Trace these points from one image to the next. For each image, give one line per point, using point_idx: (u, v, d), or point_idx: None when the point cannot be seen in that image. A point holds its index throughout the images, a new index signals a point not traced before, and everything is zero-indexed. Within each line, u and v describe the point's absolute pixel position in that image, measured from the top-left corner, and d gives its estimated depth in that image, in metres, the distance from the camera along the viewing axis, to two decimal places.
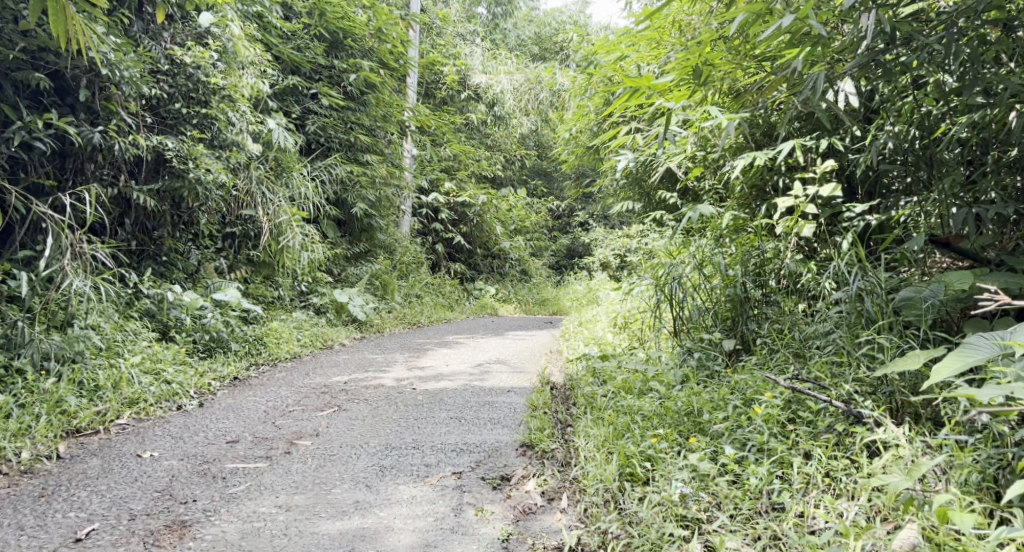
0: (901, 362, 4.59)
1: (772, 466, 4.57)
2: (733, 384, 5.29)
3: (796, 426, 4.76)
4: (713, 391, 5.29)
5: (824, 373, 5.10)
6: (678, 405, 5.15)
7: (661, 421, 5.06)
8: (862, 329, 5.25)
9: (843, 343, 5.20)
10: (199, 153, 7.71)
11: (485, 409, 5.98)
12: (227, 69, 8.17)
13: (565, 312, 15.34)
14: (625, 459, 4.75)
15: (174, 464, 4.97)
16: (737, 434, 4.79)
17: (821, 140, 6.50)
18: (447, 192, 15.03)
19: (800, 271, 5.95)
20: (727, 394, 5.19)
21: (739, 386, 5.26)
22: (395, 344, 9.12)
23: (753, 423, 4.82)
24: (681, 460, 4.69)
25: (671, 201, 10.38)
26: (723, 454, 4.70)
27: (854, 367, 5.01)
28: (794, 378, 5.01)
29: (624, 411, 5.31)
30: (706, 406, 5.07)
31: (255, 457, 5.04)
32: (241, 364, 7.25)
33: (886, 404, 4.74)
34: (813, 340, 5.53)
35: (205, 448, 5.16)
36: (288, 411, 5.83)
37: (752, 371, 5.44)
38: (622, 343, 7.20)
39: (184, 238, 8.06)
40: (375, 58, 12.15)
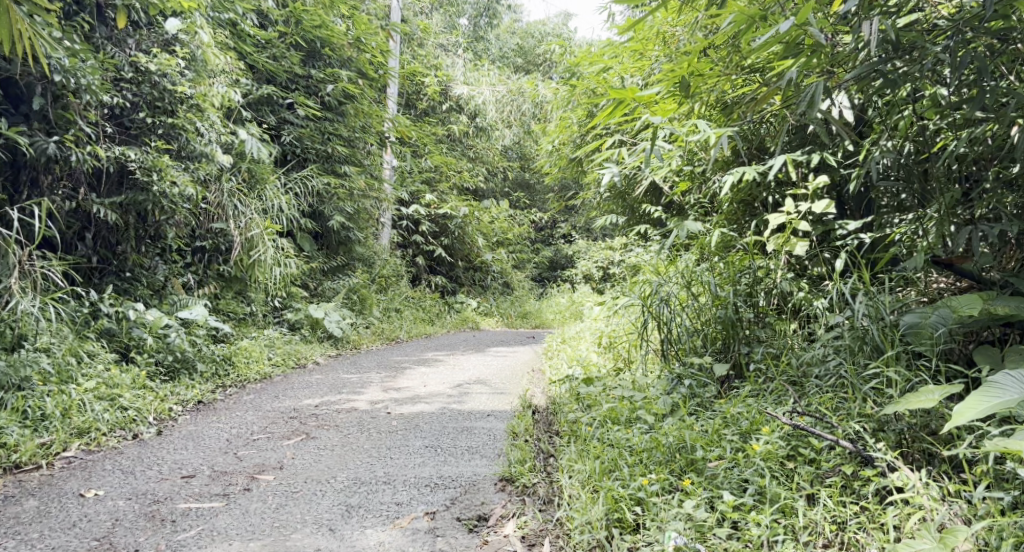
0: (914, 399, 4.37)
1: (774, 514, 4.29)
2: (726, 415, 5.00)
3: (797, 465, 4.51)
4: (706, 423, 5.00)
5: (825, 408, 4.83)
6: (669, 437, 4.84)
7: (651, 458, 4.76)
8: (863, 357, 4.99)
9: (846, 374, 4.92)
10: (164, 165, 7.33)
11: (464, 437, 5.65)
12: (196, 78, 7.79)
13: (548, 326, 15.04)
14: (613, 503, 4.46)
15: (120, 505, 4.61)
16: (735, 475, 4.52)
17: (813, 153, 6.21)
18: (428, 204, 14.69)
19: (794, 292, 5.67)
20: (721, 427, 4.90)
21: (733, 418, 4.96)
22: (372, 362, 8.78)
23: (753, 461, 4.55)
24: (676, 506, 4.40)
25: (657, 214, 10.10)
26: (722, 498, 4.41)
27: (858, 402, 4.73)
28: (793, 411, 4.77)
29: (612, 445, 5.00)
30: (701, 441, 4.78)
31: (211, 495, 4.69)
32: (207, 387, 6.90)
33: (896, 444, 4.47)
34: (810, 366, 5.24)
35: (156, 485, 4.80)
36: (252, 439, 5.48)
37: (745, 400, 5.15)
38: (607, 363, 6.89)
39: (150, 253, 7.70)
40: (355, 67, 11.78)
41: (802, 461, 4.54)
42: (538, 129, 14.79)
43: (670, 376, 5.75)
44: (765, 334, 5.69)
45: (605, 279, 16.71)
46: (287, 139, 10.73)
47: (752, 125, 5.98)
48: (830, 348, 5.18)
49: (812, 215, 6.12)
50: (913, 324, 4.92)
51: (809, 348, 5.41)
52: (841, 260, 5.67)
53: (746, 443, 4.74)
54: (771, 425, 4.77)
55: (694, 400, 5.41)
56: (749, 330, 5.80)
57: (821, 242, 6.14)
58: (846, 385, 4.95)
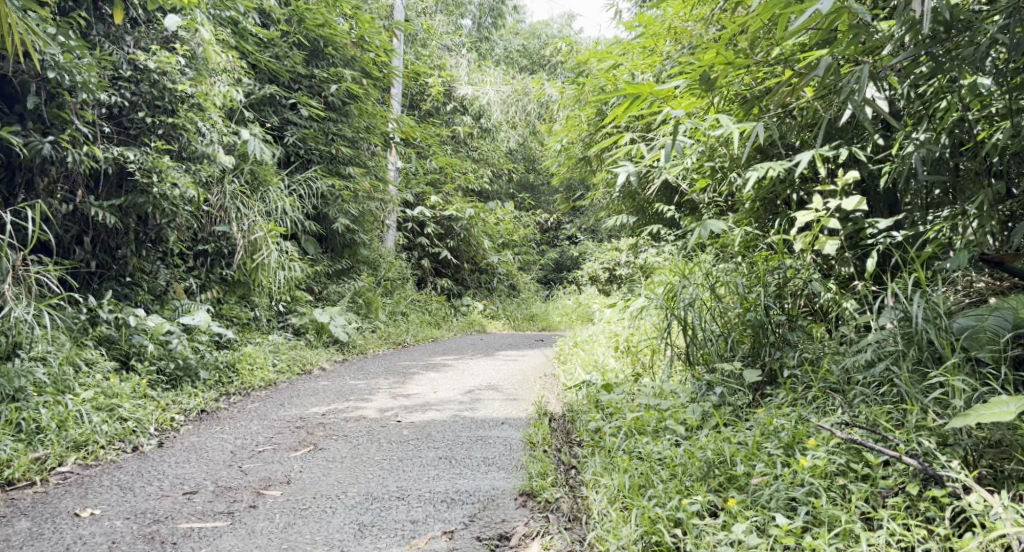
0: (987, 412, 4.11)
1: (833, 540, 4.06)
2: (766, 426, 4.76)
3: (846, 481, 4.30)
4: (741, 434, 4.75)
5: (881, 420, 4.61)
6: (704, 452, 4.61)
7: (686, 472, 4.53)
8: (909, 364, 4.76)
9: (903, 383, 4.68)
10: (165, 166, 7.06)
11: (479, 447, 5.39)
12: (197, 76, 7.51)
13: (555, 329, 14.78)
14: (649, 524, 4.24)
15: (118, 525, 4.36)
16: (783, 493, 4.29)
17: (841, 149, 5.95)
18: (433, 205, 14.44)
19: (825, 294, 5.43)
20: (759, 441, 4.65)
21: (772, 430, 4.72)
22: (379, 367, 8.54)
23: (802, 478, 4.33)
24: (719, 528, 4.18)
25: (668, 214, 9.84)
26: (772, 521, 4.18)
27: (919, 414, 4.51)
28: (844, 423, 4.55)
29: (642, 459, 4.76)
30: (739, 456, 4.55)
31: (214, 514, 4.43)
32: (211, 395, 6.65)
33: (963, 458, 4.25)
34: (853, 373, 5.00)
35: (156, 503, 4.55)
36: (257, 451, 5.22)
37: (780, 410, 4.90)
38: (625, 369, 6.63)
39: (152, 257, 7.45)
40: (359, 67, 11.53)
41: (852, 476, 4.32)
42: (544, 129, 14.53)
43: (698, 382, 5.49)
44: (798, 338, 5.44)
45: (612, 281, 16.47)
46: (290, 140, 10.49)
47: (779, 120, 5.71)
48: (875, 353, 4.94)
49: (842, 212, 5.89)
50: (967, 328, 4.71)
51: (848, 353, 5.17)
52: (873, 261, 5.48)
53: (794, 457, 4.52)
54: (818, 438, 4.54)
55: (725, 408, 5.16)
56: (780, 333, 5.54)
57: (851, 241, 5.91)
58: (898, 399, 4.72)
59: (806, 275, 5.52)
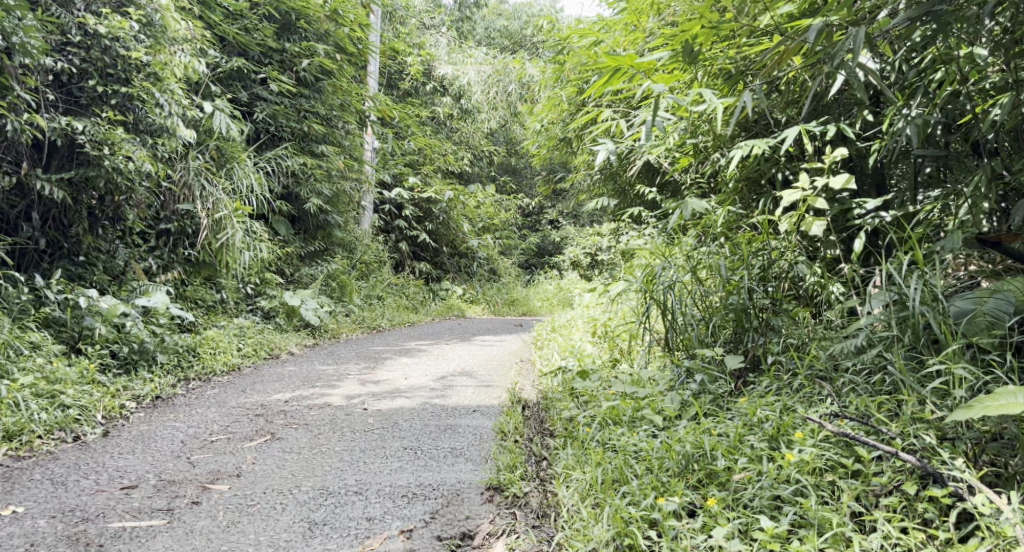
0: (993, 404, 3.83)
1: (823, 544, 3.81)
2: (748, 417, 4.48)
3: (835, 477, 4.05)
4: (722, 425, 4.47)
5: (873, 412, 4.36)
6: (684, 444, 4.33)
7: (663, 466, 4.26)
8: (902, 351, 4.51)
9: (898, 371, 4.41)
10: (117, 138, 6.69)
11: (448, 436, 5.10)
12: (154, 45, 7.12)
13: (536, 314, 14.48)
14: (622, 524, 3.97)
15: (41, 525, 4.06)
16: (767, 491, 4.03)
17: (828, 124, 5.66)
18: (412, 187, 14.10)
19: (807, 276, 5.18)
20: (742, 433, 4.36)
21: (756, 421, 4.44)
22: (350, 352, 8.21)
23: (789, 475, 4.06)
24: (696, 529, 3.92)
25: (650, 196, 9.54)
26: (756, 523, 3.92)
27: (912, 406, 4.25)
28: (834, 414, 4.32)
29: (616, 452, 4.48)
30: (720, 450, 4.27)
31: (151, 511, 4.14)
32: (167, 380, 6.34)
33: (962, 453, 4.02)
34: (842, 361, 4.74)
35: (88, 499, 4.26)
36: (209, 441, 4.91)
37: (763, 400, 4.63)
38: (603, 355, 6.33)
39: (110, 235, 7.13)
40: (333, 42, 11.14)
41: (840, 472, 4.06)
42: (526, 110, 14.18)
43: (678, 369, 5.21)
44: (783, 323, 5.16)
45: (594, 266, 16.18)
46: (259, 116, 10.12)
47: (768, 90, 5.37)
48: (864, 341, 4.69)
49: (829, 191, 5.61)
50: (965, 312, 4.48)
51: (838, 340, 4.90)
52: (860, 243, 5.23)
53: (779, 450, 4.24)
54: (805, 430, 4.28)
55: (706, 397, 4.88)
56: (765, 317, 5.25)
57: (837, 222, 5.63)
58: (890, 390, 4.46)
59: (792, 256, 5.24)
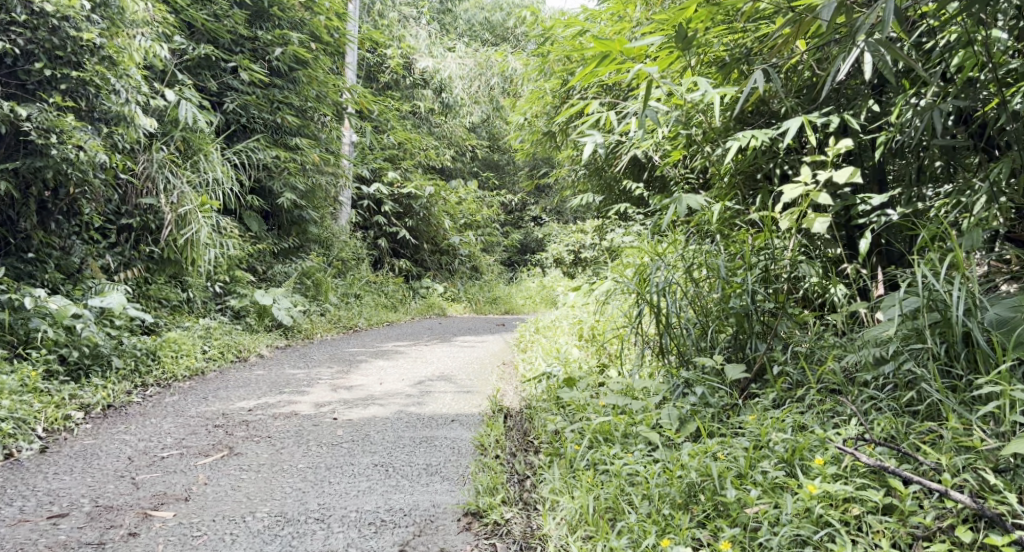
0: None
1: None
2: (760, 439, 4.19)
3: (862, 511, 3.80)
4: (730, 448, 4.17)
5: (902, 435, 4.06)
6: (687, 471, 4.05)
7: (665, 498, 3.99)
8: (935, 365, 4.18)
9: (935, 390, 4.11)
10: (66, 125, 6.33)
11: (423, 450, 4.69)
12: (110, 27, 6.76)
13: (518, 312, 14.04)
14: None
15: None
16: (785, 530, 3.76)
17: (833, 115, 5.25)
18: (391, 182, 13.64)
19: (817, 282, 4.84)
20: (753, 458, 4.08)
21: (767, 443, 4.16)
22: (323, 354, 7.78)
23: (814, 511, 3.80)
24: None
25: (638, 193, 9.11)
26: None
27: (947, 433, 3.98)
28: (861, 439, 4.03)
29: (608, 475, 4.20)
30: (729, 478, 4.00)
31: (81, 547, 3.79)
32: (121, 387, 5.93)
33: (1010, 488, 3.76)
34: (858, 372, 4.40)
35: (11, 530, 3.88)
36: (159, 457, 4.51)
37: (771, 419, 4.30)
38: (590, 360, 5.95)
39: (66, 230, 6.86)
40: (308, 31, 10.63)
41: (869, 508, 3.81)
42: (508, 103, 13.71)
43: (674, 379, 4.83)
44: (787, 328, 4.80)
45: (577, 264, 15.78)
46: (229, 107, 9.64)
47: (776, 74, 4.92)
48: (880, 351, 4.37)
49: (831, 187, 5.18)
50: (1003, 321, 4.16)
51: (851, 349, 4.57)
52: (865, 244, 4.81)
53: (797, 479, 3.99)
54: (826, 455, 4.01)
55: (706, 411, 4.52)
56: (769, 323, 4.87)
57: (841, 220, 5.22)
58: (918, 412, 4.18)
59: (794, 257, 4.83)
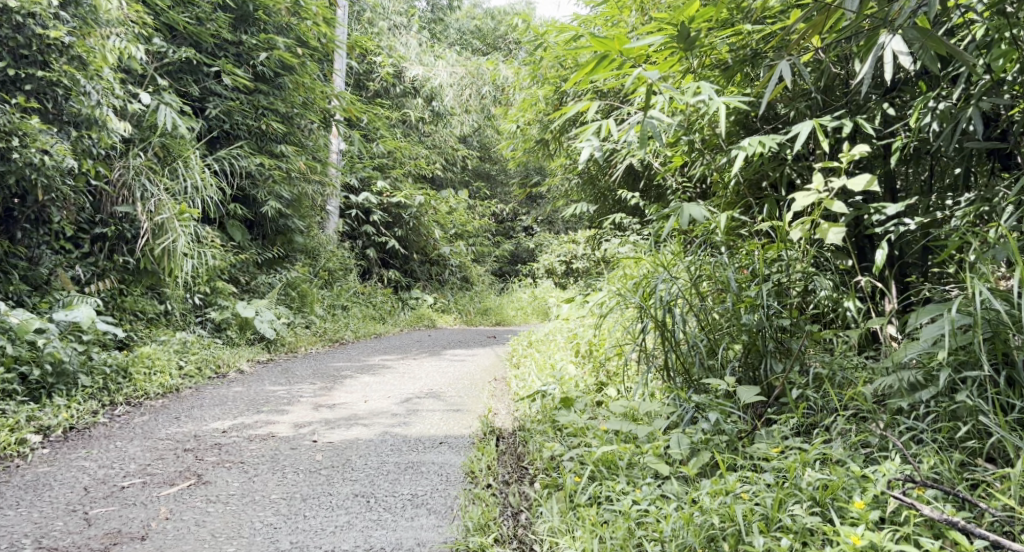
0: None
1: None
2: (788, 477, 3.89)
3: None
4: (754, 486, 3.90)
5: (955, 477, 3.79)
6: (706, 513, 3.77)
7: (679, 541, 3.70)
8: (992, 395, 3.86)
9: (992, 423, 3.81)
10: (31, 128, 6.01)
11: (409, 478, 4.33)
12: (82, 26, 6.47)
13: (509, 324, 13.67)
14: None
15: None
16: None
17: (843, 119, 4.71)
18: (380, 191, 13.26)
19: (841, 300, 4.52)
20: (782, 497, 3.81)
21: (798, 481, 3.86)
22: (306, 369, 7.37)
23: None
24: None
25: (635, 203, 8.74)
26: None
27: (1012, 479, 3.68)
28: (909, 482, 3.75)
29: (613, 514, 3.90)
30: (757, 522, 3.72)
31: None
32: (86, 407, 5.58)
33: None
34: (893, 399, 4.10)
35: None
36: (118, 487, 4.16)
37: (799, 455, 4.01)
38: (587, 379, 5.59)
39: (36, 240, 6.65)
40: (295, 36, 10.25)
41: None
42: (500, 112, 13.35)
43: (684, 403, 4.49)
44: (804, 346, 4.46)
45: (570, 274, 15.43)
46: (211, 113, 9.24)
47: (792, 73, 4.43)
48: (918, 375, 4.08)
49: (843, 194, 4.75)
50: None
51: (880, 373, 4.26)
52: (883, 257, 4.40)
53: (833, 522, 3.71)
54: (865, 497, 3.72)
55: (720, 440, 4.21)
56: (785, 342, 4.52)
57: (854, 231, 4.78)
58: (969, 447, 3.90)
59: (808, 268, 4.50)
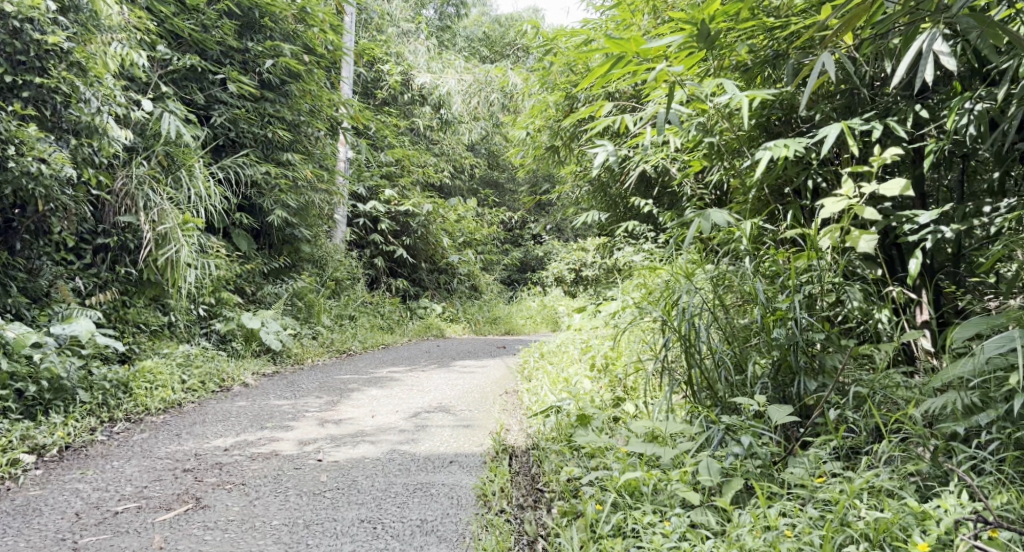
0: None
1: None
2: (837, 513, 3.76)
3: None
4: (799, 521, 3.78)
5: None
6: None
7: None
8: None
9: None
10: (28, 136, 5.82)
11: (418, 501, 4.19)
12: (82, 33, 6.27)
13: (519, 333, 13.46)
14: None
15: None
16: None
17: (874, 122, 4.49)
18: (388, 200, 13.04)
19: (876, 315, 4.31)
20: (830, 534, 3.68)
21: (849, 519, 3.74)
22: (313, 382, 7.16)
23: None
24: None
25: (648, 210, 8.50)
26: None
27: None
28: (984, 526, 3.52)
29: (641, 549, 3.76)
30: None
31: None
32: (84, 425, 5.40)
33: None
34: (947, 424, 3.96)
35: None
36: (112, 512, 4.07)
37: (847, 487, 3.87)
38: (604, 394, 5.38)
39: (37, 252, 6.47)
40: (301, 43, 10.05)
41: None
42: (509, 118, 13.12)
43: (711, 424, 4.30)
44: (838, 363, 4.25)
45: (579, 282, 15.21)
46: (217, 121, 9.04)
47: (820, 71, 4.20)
48: (972, 398, 3.94)
49: (873, 200, 4.52)
50: None
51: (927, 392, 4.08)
52: (917, 266, 4.19)
53: None
54: (930, 538, 3.60)
55: (753, 466, 4.05)
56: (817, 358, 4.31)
57: (883, 239, 4.53)
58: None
59: (840, 280, 4.30)
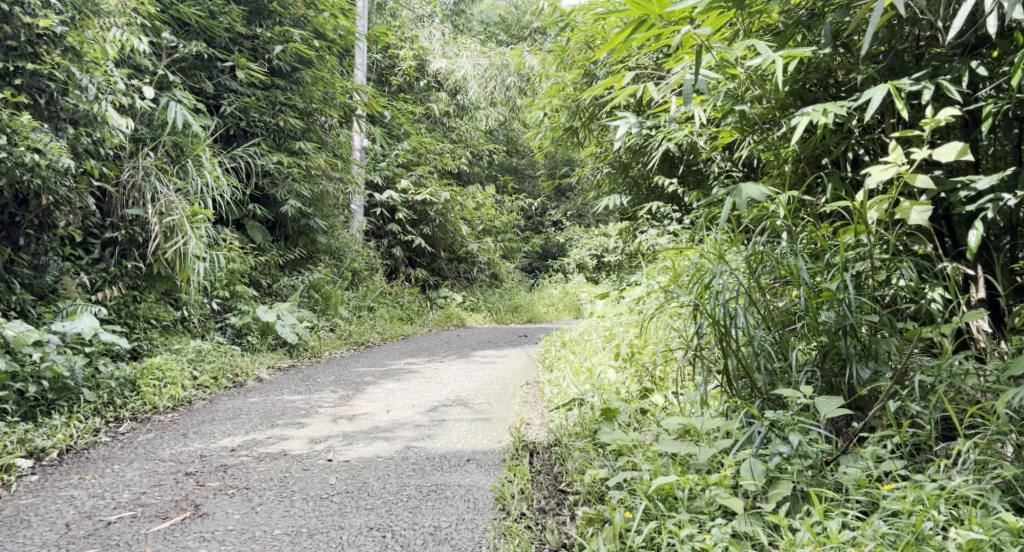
0: None
1: None
2: (912, 528, 3.53)
3: None
4: (867, 536, 3.53)
5: None
6: None
7: None
8: None
9: None
10: (22, 125, 5.58)
11: (431, 505, 3.96)
12: (79, 18, 6.02)
13: (541, 321, 13.15)
14: None
15: None
16: None
17: (922, 83, 4.14)
18: (405, 189, 12.73)
19: (932, 296, 4.00)
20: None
21: (926, 534, 3.50)
22: (329, 376, 6.90)
23: None
24: None
25: (673, 191, 8.14)
26: None
27: None
28: None
29: None
30: None
31: None
32: (89, 426, 5.16)
33: None
34: None
35: None
36: (104, 523, 3.89)
37: (925, 497, 3.62)
38: (631, 386, 5.08)
39: (41, 247, 6.24)
40: (312, 28, 9.72)
41: None
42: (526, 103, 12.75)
43: (752, 420, 4.02)
44: (892, 348, 3.94)
45: (601, 268, 14.86)
46: (226, 110, 8.77)
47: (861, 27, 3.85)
48: None
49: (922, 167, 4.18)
50: None
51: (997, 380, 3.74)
52: (976, 237, 3.84)
53: None
54: None
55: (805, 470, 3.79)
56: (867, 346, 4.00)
57: (935, 210, 4.17)
58: None
59: (893, 258, 3.98)
